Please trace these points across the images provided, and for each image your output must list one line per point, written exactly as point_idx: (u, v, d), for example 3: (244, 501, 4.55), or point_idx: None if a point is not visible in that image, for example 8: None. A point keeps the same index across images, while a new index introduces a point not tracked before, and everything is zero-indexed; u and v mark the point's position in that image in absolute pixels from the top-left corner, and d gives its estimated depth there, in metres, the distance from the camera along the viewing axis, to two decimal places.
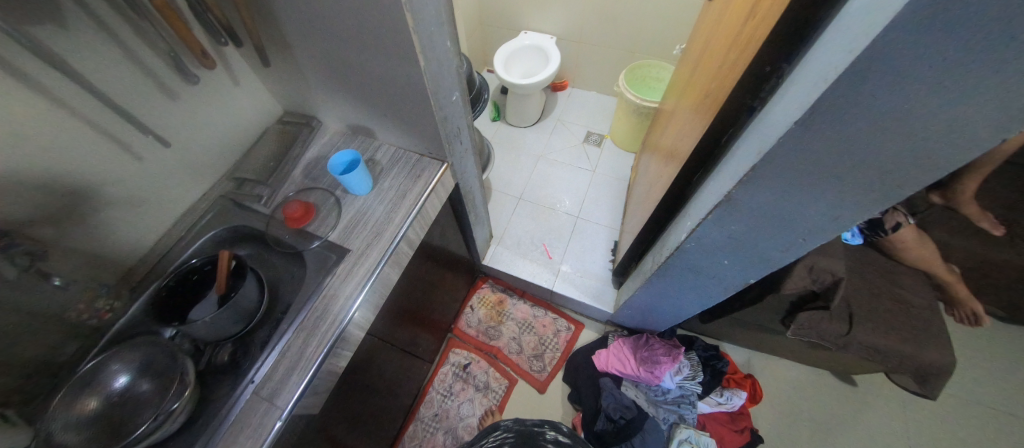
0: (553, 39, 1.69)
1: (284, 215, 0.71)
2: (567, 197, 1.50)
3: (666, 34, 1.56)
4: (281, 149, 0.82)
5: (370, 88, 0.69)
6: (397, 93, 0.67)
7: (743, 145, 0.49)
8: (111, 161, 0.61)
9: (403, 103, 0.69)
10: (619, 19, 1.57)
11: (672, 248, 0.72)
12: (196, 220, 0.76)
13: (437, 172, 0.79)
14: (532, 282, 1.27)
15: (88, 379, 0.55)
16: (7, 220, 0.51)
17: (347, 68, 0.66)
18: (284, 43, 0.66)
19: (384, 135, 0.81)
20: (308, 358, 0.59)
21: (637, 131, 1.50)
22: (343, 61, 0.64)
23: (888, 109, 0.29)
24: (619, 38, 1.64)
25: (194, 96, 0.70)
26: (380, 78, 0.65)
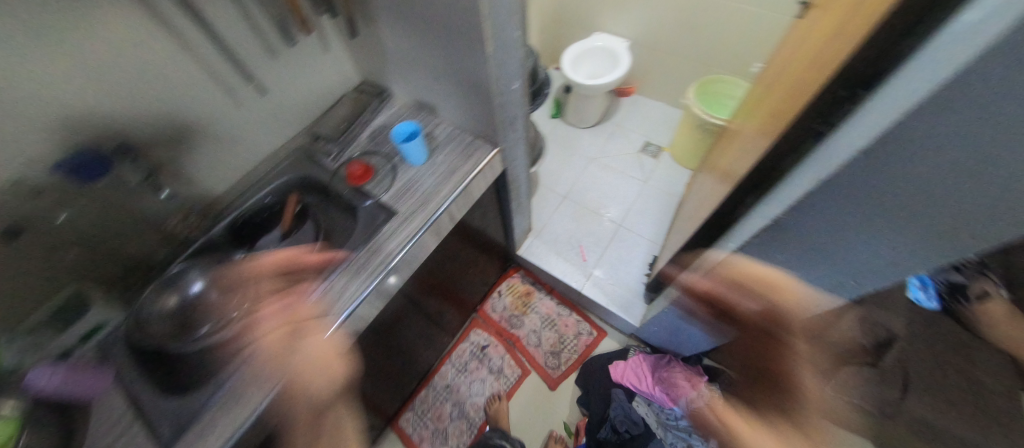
0: (626, 43, 1.66)
1: (346, 173, 0.77)
2: (610, 204, 1.47)
3: (747, 49, 1.47)
4: (354, 111, 0.87)
5: (442, 66, 0.73)
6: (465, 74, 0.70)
7: (791, 173, 0.45)
8: (213, 102, 0.70)
9: (469, 83, 0.72)
10: (698, 29, 1.51)
11: None
12: (271, 165, 0.83)
13: (488, 155, 0.81)
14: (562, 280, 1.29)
15: (174, 281, 0.67)
16: (130, 136, 0.62)
17: (424, 45, 0.70)
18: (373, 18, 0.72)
19: (446, 113, 0.84)
20: (349, 301, 0.67)
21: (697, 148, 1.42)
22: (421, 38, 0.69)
23: (950, 132, 0.26)
24: (694, 49, 1.58)
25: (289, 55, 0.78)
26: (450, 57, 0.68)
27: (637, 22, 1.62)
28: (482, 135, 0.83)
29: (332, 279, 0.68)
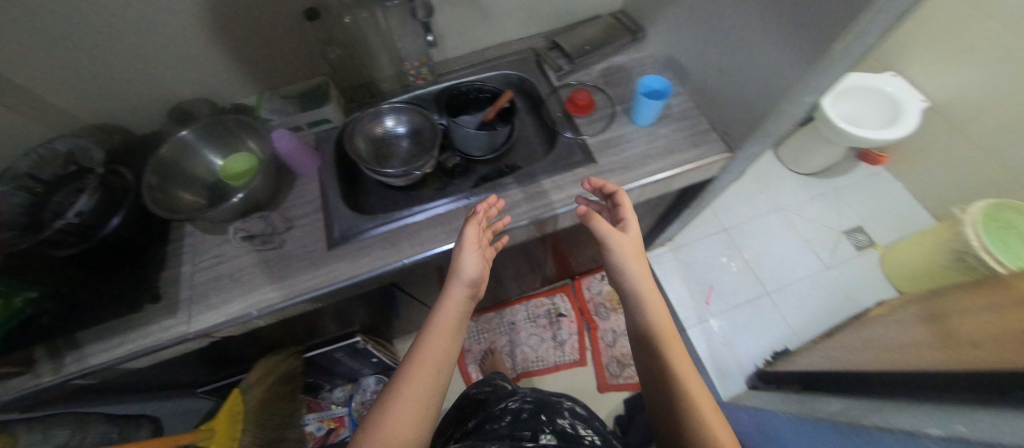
0: (925, 103, 1.22)
1: (570, 98, 0.71)
2: (767, 266, 1.23)
3: None
4: (602, 39, 0.79)
5: (742, 38, 0.57)
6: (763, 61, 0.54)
7: None
8: None
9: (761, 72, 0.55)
10: None
11: (908, 434, 0.49)
12: (503, 52, 0.82)
13: (717, 156, 0.66)
14: (671, 303, 1.18)
15: (386, 114, 0.74)
16: None
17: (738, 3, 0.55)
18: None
19: (699, 87, 0.70)
20: (515, 216, 0.63)
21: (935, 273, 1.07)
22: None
23: None
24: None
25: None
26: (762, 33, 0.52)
27: (974, 80, 1.21)
28: (726, 132, 0.67)
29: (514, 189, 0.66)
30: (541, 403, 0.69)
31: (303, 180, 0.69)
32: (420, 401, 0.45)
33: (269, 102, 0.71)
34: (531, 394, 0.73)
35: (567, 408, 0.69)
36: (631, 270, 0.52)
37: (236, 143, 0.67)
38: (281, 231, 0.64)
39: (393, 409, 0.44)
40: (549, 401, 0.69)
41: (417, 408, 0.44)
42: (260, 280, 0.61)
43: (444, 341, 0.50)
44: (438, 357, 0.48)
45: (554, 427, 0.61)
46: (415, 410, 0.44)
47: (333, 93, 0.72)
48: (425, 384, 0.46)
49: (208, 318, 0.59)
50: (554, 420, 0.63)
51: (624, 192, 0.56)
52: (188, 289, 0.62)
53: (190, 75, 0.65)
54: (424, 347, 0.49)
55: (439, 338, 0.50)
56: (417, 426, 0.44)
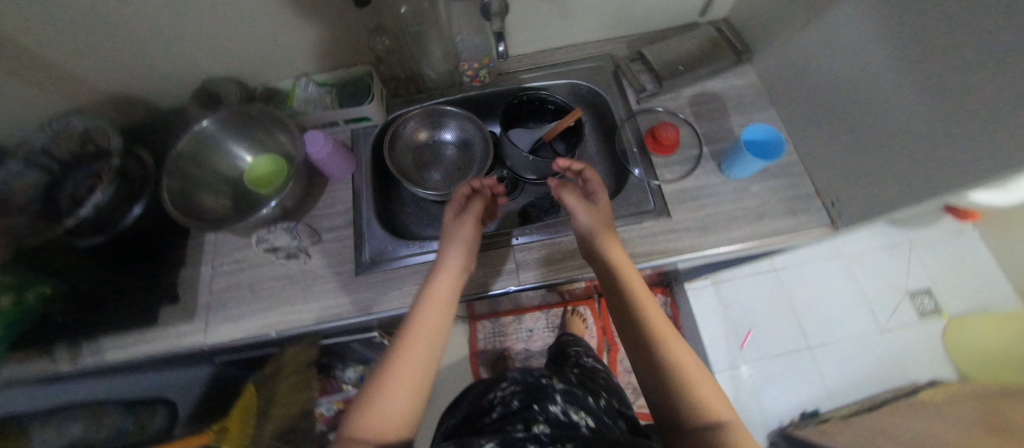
0: None
1: (652, 130, 0.59)
2: (816, 320, 1.10)
3: None
4: (700, 56, 0.65)
5: (887, 101, 0.44)
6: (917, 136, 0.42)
7: None
8: None
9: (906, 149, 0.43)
10: None
11: None
12: (576, 56, 0.70)
13: (816, 231, 0.55)
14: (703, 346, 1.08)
15: (432, 116, 0.65)
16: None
17: (897, 56, 0.42)
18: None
19: (812, 140, 0.57)
20: (565, 268, 0.55)
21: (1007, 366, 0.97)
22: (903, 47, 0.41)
23: None
24: None
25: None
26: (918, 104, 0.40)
27: None
28: (835, 201, 0.54)
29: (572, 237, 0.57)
30: (534, 390, 0.54)
31: (336, 186, 0.62)
32: (407, 380, 0.39)
33: (304, 91, 0.62)
34: (522, 375, 0.60)
35: (558, 390, 0.53)
36: (582, 220, 0.50)
37: (264, 136, 0.59)
38: (307, 245, 0.58)
39: (378, 391, 0.38)
40: (539, 385, 0.55)
41: (403, 390, 0.39)
42: (283, 297, 0.56)
43: (437, 313, 0.45)
44: (431, 328, 0.44)
45: (548, 414, 0.48)
46: (400, 387, 0.39)
47: (376, 90, 0.62)
48: (419, 376, 0.40)
49: (225, 332, 0.55)
50: (545, 407, 0.49)
51: (592, 169, 0.54)
52: (207, 295, 0.58)
53: (218, 50, 0.58)
54: (416, 318, 0.44)
55: (429, 314, 0.44)
56: (402, 410, 0.37)
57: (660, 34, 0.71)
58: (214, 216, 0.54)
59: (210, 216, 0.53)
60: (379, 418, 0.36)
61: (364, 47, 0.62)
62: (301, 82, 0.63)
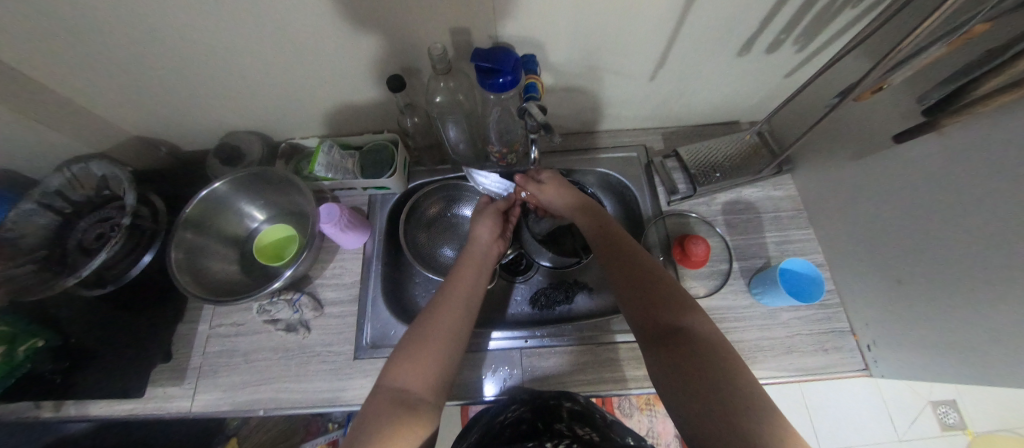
0: None
1: (684, 242, 0.55)
2: (831, 420, 0.94)
3: None
4: (739, 163, 0.61)
5: (944, 266, 0.41)
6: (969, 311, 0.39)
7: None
8: (631, 61, 0.52)
9: (959, 324, 0.40)
10: None
11: None
12: (610, 144, 0.68)
13: (851, 374, 0.53)
14: None
15: (452, 192, 0.64)
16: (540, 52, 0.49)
17: (953, 221, 0.40)
18: (914, 123, 0.42)
19: (852, 276, 0.54)
20: (572, 382, 0.53)
21: None
22: (964, 217, 0.38)
23: None
24: None
25: (738, 58, 0.53)
26: (980, 281, 0.38)
27: None
28: (872, 345, 0.52)
29: (582, 347, 0.54)
30: (544, 410, 0.47)
31: (346, 254, 0.60)
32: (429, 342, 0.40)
33: (327, 154, 0.56)
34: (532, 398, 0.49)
35: (567, 412, 0.47)
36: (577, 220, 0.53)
37: (284, 197, 0.59)
38: (308, 317, 0.56)
39: (402, 355, 0.39)
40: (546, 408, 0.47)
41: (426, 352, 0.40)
42: (276, 371, 0.54)
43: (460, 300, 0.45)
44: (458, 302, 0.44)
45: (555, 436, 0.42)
46: (427, 357, 0.39)
47: (400, 160, 0.60)
48: (440, 348, 0.40)
49: (213, 401, 0.53)
50: (554, 428, 0.44)
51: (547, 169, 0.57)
52: (200, 356, 0.56)
53: (252, 107, 0.58)
54: (444, 299, 0.45)
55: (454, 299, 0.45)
56: (422, 377, 0.38)
57: (699, 128, 0.69)
58: (217, 283, 0.54)
59: (211, 283, 0.54)
60: (406, 382, 0.37)
61: (396, 116, 0.62)
62: (325, 144, 0.56)
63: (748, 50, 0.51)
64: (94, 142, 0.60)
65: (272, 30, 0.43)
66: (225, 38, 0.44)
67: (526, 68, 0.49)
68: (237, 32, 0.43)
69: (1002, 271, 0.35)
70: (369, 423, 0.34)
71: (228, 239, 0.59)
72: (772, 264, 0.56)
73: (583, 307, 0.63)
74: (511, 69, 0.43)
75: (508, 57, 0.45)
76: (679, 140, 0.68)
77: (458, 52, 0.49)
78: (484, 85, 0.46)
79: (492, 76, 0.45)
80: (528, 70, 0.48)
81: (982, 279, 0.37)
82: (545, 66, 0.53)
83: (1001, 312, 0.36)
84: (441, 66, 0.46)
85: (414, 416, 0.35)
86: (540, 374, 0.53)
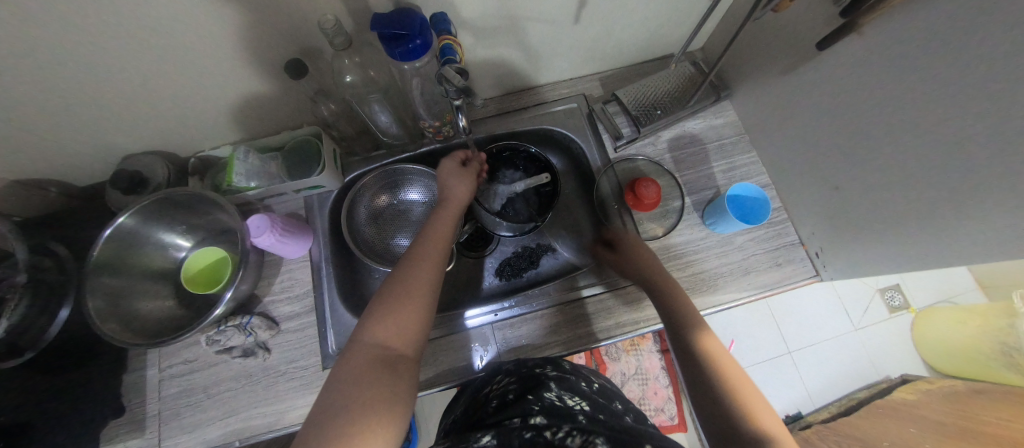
0: None
1: (634, 186, 0.54)
2: (797, 324, 1.02)
3: None
4: (678, 97, 0.60)
5: (871, 164, 0.43)
6: (895, 201, 0.42)
7: None
8: (550, 5, 0.49)
9: (892, 214, 0.43)
10: None
11: None
12: (549, 99, 0.65)
13: (804, 282, 0.56)
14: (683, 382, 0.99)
15: (393, 178, 0.60)
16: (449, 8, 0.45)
17: (875, 118, 0.40)
18: (832, 25, 0.41)
19: (794, 189, 0.56)
20: (549, 344, 0.53)
21: (967, 350, 0.95)
22: (883, 113, 0.39)
23: None
24: None
25: None
26: (905, 171, 0.39)
27: None
28: (819, 251, 0.55)
29: (553, 308, 0.54)
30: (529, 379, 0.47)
31: (292, 265, 0.56)
32: (410, 298, 0.39)
33: (244, 161, 0.52)
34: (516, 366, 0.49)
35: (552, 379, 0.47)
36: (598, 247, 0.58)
37: (206, 218, 0.53)
38: (265, 338, 0.52)
39: (382, 309, 0.38)
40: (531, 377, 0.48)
41: (407, 308, 0.38)
42: (244, 400, 0.51)
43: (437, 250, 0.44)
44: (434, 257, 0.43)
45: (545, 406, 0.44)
46: (408, 312, 0.38)
47: (328, 153, 0.55)
48: (418, 299, 0.39)
49: (183, 444, 0.50)
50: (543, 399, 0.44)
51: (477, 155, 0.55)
52: (157, 402, 0.52)
53: (138, 124, 0.51)
54: (421, 254, 0.43)
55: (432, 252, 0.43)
56: (401, 331, 0.37)
57: (636, 68, 0.67)
58: (152, 324, 0.50)
59: (145, 326, 0.49)
60: (385, 338, 0.36)
61: (312, 107, 0.56)
62: (239, 151, 0.51)
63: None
64: None
65: (124, 28, 0.37)
66: (67, 46, 0.37)
67: (439, 28, 0.45)
68: (81, 37, 0.36)
69: (920, 159, 0.37)
70: (350, 380, 0.33)
71: (155, 275, 0.54)
72: (721, 192, 0.57)
73: (550, 269, 0.63)
74: (417, 30, 0.39)
75: (413, 18, 0.41)
76: (618, 84, 0.66)
77: (358, 21, 0.43)
78: (392, 54, 0.42)
79: (399, 42, 0.40)
80: (439, 30, 0.44)
81: (905, 170, 0.39)
82: (460, 24, 0.49)
83: (922, 197, 0.38)
84: (340, 40, 0.41)
85: (394, 371, 0.35)
86: (516, 343, 0.53)
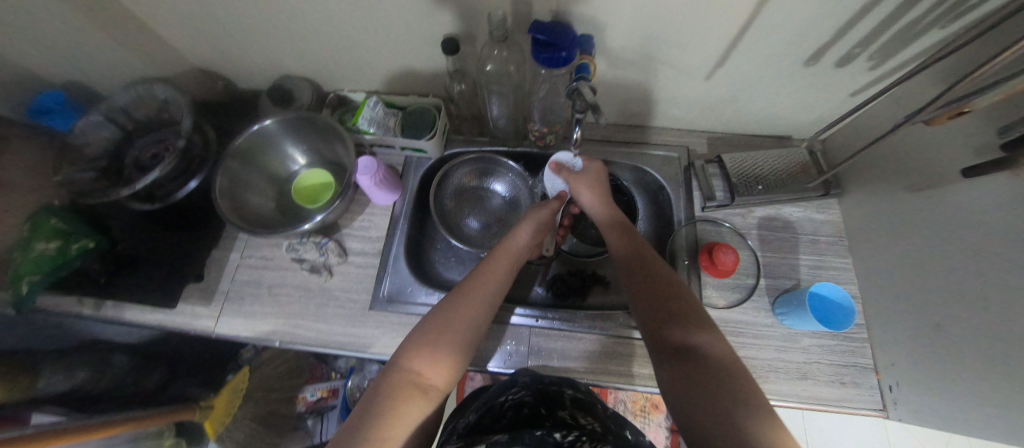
0: None
1: (714, 250, 0.53)
2: None
3: None
4: (786, 178, 0.59)
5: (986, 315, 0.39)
6: (998, 367, 0.37)
7: None
8: (688, 56, 0.51)
9: (992, 374, 0.38)
10: None
11: None
12: (652, 141, 0.67)
13: (866, 412, 0.51)
14: None
15: (488, 165, 0.64)
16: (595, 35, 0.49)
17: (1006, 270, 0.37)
18: (988, 158, 0.39)
19: (886, 314, 0.52)
20: (577, 367, 0.53)
21: None
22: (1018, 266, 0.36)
23: None
24: None
25: (800, 68, 0.50)
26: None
27: None
28: (895, 387, 0.49)
29: (592, 337, 0.54)
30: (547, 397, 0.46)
31: (375, 209, 0.62)
32: (452, 332, 0.40)
33: (372, 109, 0.59)
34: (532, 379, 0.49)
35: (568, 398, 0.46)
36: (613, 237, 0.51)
37: (325, 145, 0.61)
38: (332, 262, 0.58)
39: (422, 338, 0.39)
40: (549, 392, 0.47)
41: (445, 342, 0.39)
42: (295, 308, 0.56)
43: (486, 293, 0.44)
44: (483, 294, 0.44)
45: (557, 420, 0.43)
46: (444, 346, 0.39)
47: (440, 124, 0.60)
48: (459, 336, 0.40)
49: (235, 325, 0.56)
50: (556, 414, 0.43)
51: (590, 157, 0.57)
52: (229, 282, 0.59)
53: (307, 55, 0.60)
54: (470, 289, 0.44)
55: (481, 293, 0.44)
56: (439, 364, 0.38)
57: (748, 139, 0.66)
58: (254, 215, 0.57)
59: (248, 214, 0.57)
60: (423, 367, 0.37)
61: (443, 82, 0.62)
62: (371, 98, 0.58)
63: (816, 59, 0.49)
64: (163, 70, 0.64)
65: None
66: None
67: (581, 48, 0.48)
68: None
69: None
70: (379, 399, 0.34)
71: (271, 176, 0.62)
72: (801, 287, 0.54)
73: (597, 299, 0.63)
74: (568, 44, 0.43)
75: (566, 33, 0.45)
76: (724, 148, 0.66)
77: (516, 23, 0.49)
78: (537, 58, 0.46)
79: (546, 49, 0.45)
80: (582, 49, 0.47)
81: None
82: (599, 50, 0.52)
83: None
84: (498, 34, 0.46)
85: (427, 400, 0.35)
86: (545, 354, 0.54)
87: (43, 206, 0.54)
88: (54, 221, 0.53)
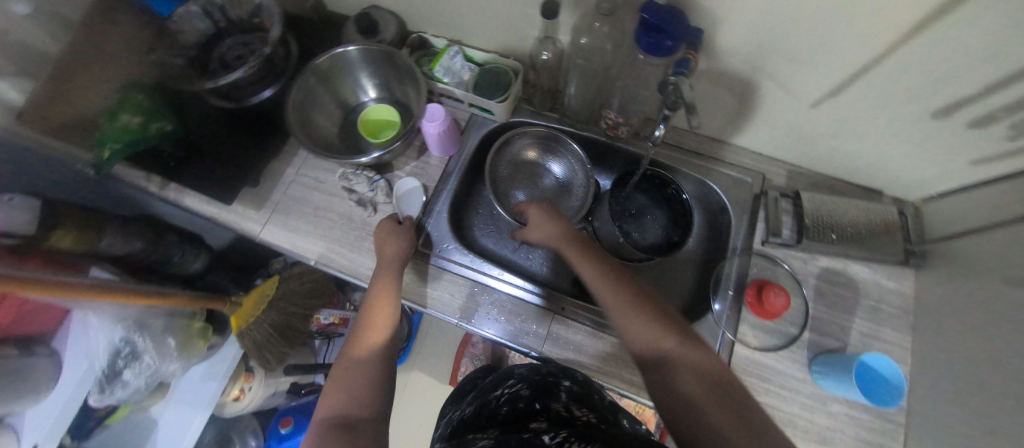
0: None
1: (766, 287, 0.50)
2: None
3: None
4: (865, 234, 0.54)
5: None
6: None
7: None
8: (802, 77, 0.46)
9: None
10: None
11: None
12: (727, 160, 0.63)
13: None
14: None
15: (552, 143, 0.62)
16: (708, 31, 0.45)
17: None
18: None
19: None
20: (591, 365, 0.52)
21: None
22: None
23: None
24: None
25: (928, 119, 0.45)
26: None
27: None
28: None
29: (614, 340, 0.53)
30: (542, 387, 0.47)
31: (430, 160, 0.62)
32: (354, 360, 0.42)
33: (450, 59, 0.60)
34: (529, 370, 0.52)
35: (564, 390, 0.45)
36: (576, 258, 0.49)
37: (398, 84, 0.61)
38: (378, 200, 0.59)
39: (336, 377, 0.40)
40: (547, 383, 0.47)
41: (354, 372, 0.40)
42: (335, 234, 0.58)
43: (378, 316, 0.47)
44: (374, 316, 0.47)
45: (551, 412, 0.41)
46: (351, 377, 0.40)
47: (514, 90, 0.58)
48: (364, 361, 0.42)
49: (278, 235, 0.59)
50: (550, 407, 0.42)
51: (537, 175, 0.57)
52: (281, 194, 0.62)
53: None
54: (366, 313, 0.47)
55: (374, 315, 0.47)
56: (353, 394, 0.38)
57: (832, 183, 0.62)
58: (318, 136, 0.59)
59: (314, 133, 0.58)
60: (338, 401, 0.38)
61: (529, 47, 0.60)
62: (452, 49, 0.59)
63: (946, 113, 0.42)
64: None
65: None
66: None
67: (690, 41, 0.45)
68: None
69: None
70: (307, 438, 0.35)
71: (340, 102, 0.63)
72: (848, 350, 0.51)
73: None
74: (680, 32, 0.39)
75: (680, 21, 0.41)
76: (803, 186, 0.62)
77: None
78: (640, 41, 0.43)
79: (654, 34, 0.41)
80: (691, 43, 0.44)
81: None
82: (706, 49, 0.48)
83: None
84: (605, 8, 0.43)
85: (356, 427, 0.35)
86: (562, 343, 0.53)
87: (131, 79, 0.58)
88: (138, 97, 0.56)
